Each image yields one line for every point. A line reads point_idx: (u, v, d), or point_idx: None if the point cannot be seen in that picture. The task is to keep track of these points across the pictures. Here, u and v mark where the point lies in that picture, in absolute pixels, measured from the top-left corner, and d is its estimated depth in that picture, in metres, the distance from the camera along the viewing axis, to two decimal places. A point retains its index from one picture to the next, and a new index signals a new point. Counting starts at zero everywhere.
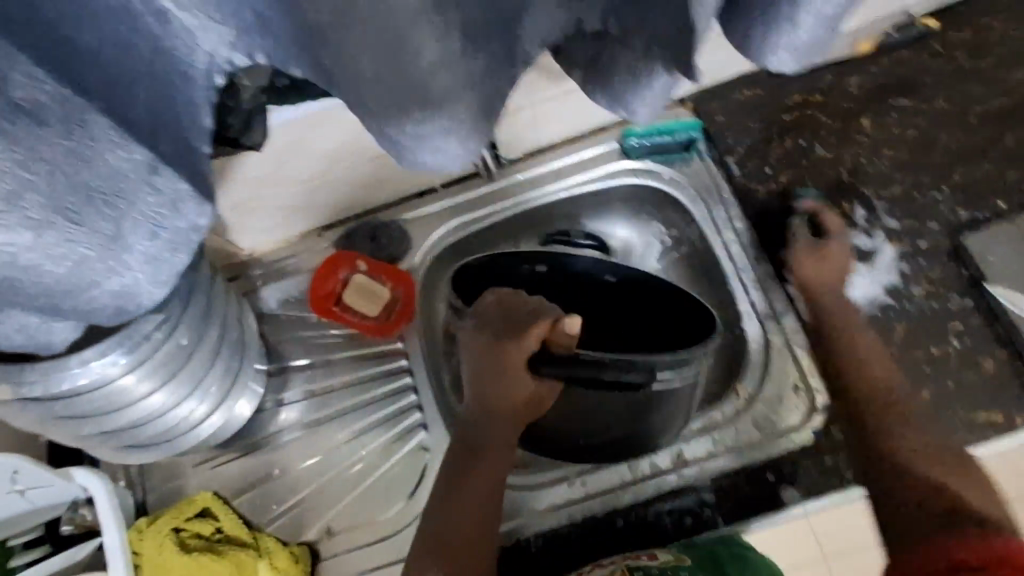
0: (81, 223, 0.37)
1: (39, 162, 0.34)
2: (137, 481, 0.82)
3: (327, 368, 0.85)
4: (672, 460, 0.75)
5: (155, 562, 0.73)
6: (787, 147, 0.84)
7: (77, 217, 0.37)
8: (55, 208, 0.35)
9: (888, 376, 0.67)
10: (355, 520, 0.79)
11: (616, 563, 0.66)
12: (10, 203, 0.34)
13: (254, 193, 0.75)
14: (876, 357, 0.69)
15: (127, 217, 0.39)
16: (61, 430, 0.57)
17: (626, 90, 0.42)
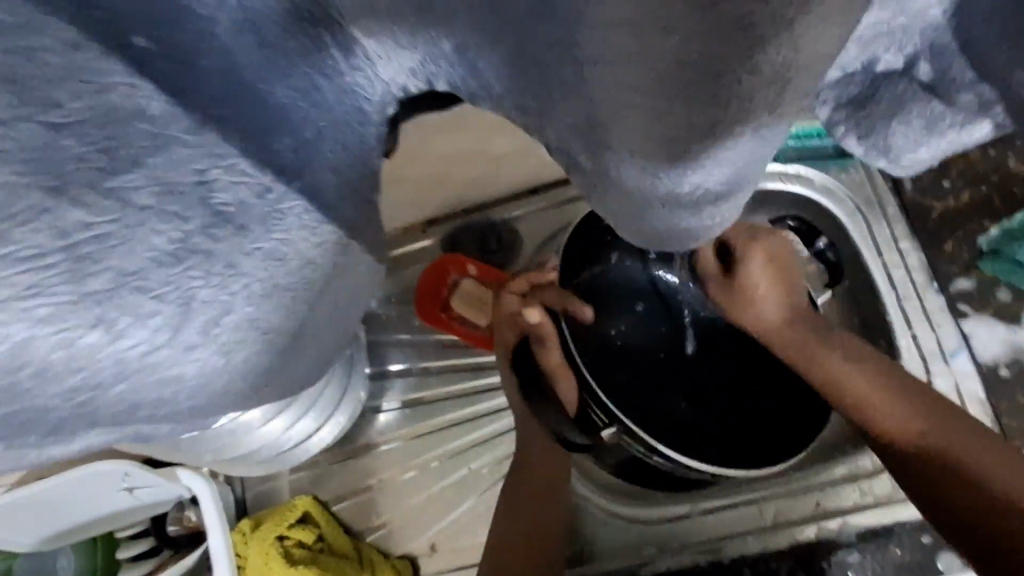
0: (261, 318, 0.33)
1: (221, 266, 0.30)
2: (235, 477, 0.80)
3: (431, 375, 0.80)
4: (812, 508, 0.69)
5: (262, 571, 0.72)
6: (972, 158, 0.72)
7: (258, 314, 0.33)
8: (239, 310, 0.32)
9: (832, 377, 0.62)
10: (459, 537, 0.76)
11: None
12: (193, 319, 0.30)
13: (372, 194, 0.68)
14: (811, 353, 0.63)
15: (298, 294, 0.34)
16: (181, 455, 0.53)
17: (912, 140, 0.32)
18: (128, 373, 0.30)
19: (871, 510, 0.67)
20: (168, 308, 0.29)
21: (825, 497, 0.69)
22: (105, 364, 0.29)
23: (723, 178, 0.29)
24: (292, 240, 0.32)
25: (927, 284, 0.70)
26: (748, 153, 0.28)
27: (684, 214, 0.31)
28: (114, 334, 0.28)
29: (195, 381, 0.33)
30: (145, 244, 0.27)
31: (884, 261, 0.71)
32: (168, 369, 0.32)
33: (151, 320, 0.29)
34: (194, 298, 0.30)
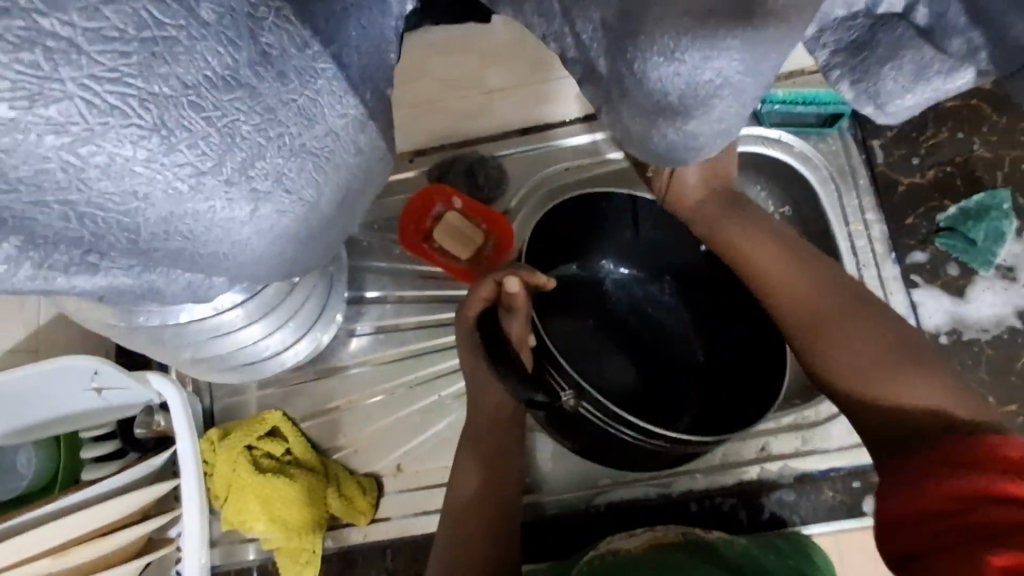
0: (293, 190, 0.33)
1: (269, 120, 0.31)
2: (204, 389, 0.81)
3: (406, 303, 0.81)
4: (757, 452, 0.74)
5: (229, 478, 0.74)
6: (940, 138, 0.76)
7: (294, 188, 0.33)
8: (275, 173, 0.32)
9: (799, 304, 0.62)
10: (422, 461, 0.79)
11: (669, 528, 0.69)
12: (234, 172, 0.31)
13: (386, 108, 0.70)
14: (767, 275, 0.64)
15: (329, 182, 0.35)
16: (158, 349, 0.54)
17: (900, 87, 0.34)
18: (162, 213, 0.30)
19: (810, 456, 0.73)
20: (218, 150, 0.30)
21: (767, 444, 0.74)
22: (148, 196, 0.30)
23: (722, 116, 0.33)
24: (340, 124, 0.34)
25: (886, 254, 0.74)
26: (739, 85, 0.32)
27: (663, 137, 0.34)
28: (160, 167, 0.29)
29: (217, 244, 0.33)
30: (208, 77, 0.28)
31: (848, 228, 0.75)
32: (198, 220, 0.31)
33: (201, 161, 0.30)
34: (240, 140, 0.30)
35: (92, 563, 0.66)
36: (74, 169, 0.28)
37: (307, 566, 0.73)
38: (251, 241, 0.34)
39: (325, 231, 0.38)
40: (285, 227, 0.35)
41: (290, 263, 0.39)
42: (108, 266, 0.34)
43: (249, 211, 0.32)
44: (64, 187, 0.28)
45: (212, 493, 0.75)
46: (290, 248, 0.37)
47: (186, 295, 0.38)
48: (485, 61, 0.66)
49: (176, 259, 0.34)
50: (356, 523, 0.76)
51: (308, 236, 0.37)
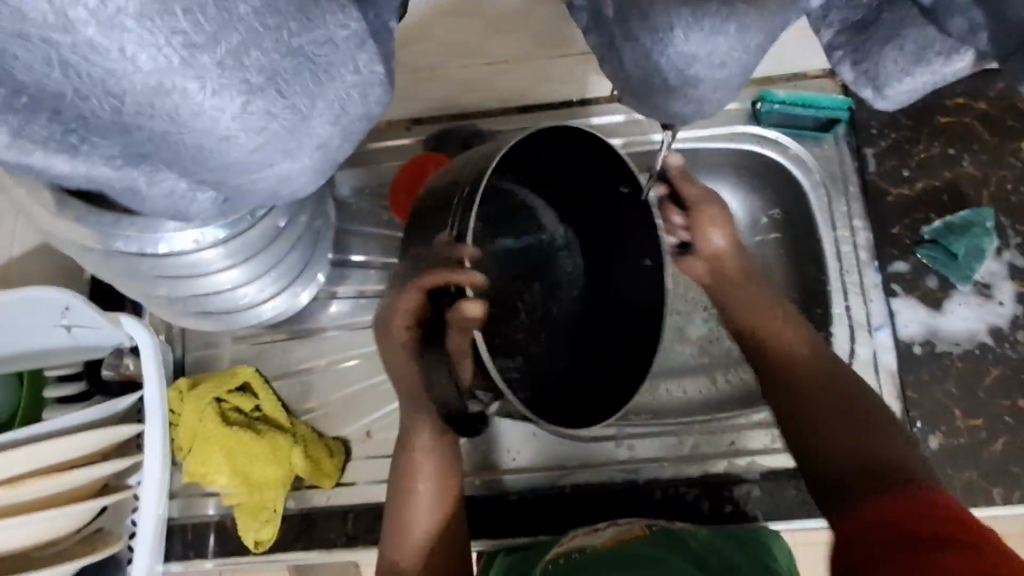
0: (280, 94, 0.33)
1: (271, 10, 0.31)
2: (178, 337, 0.80)
3: (391, 270, 0.80)
4: (724, 446, 0.75)
5: (195, 429, 0.72)
6: (932, 153, 0.77)
7: (284, 91, 0.33)
8: (271, 70, 0.32)
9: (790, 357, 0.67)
10: (393, 429, 0.78)
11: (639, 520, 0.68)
12: (226, 55, 0.31)
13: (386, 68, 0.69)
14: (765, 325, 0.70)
15: (323, 97, 0.34)
16: (132, 281, 0.53)
17: (900, 69, 0.34)
18: (144, 81, 0.30)
19: (777, 454, 0.74)
20: (213, 26, 0.30)
21: (736, 439, 0.75)
22: (134, 58, 0.29)
23: (722, 60, 0.31)
24: (342, 37, 0.33)
25: (868, 261, 0.76)
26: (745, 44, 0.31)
27: (663, 102, 0.33)
28: (151, 27, 0.29)
29: (197, 131, 0.33)
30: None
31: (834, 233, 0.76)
32: (184, 101, 0.31)
33: (195, 33, 0.30)
34: (236, 20, 0.31)
35: (42, 499, 0.64)
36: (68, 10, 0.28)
37: (267, 524, 0.72)
38: (235, 144, 0.34)
39: (323, 163, 0.38)
40: (272, 138, 0.34)
41: (279, 190, 0.38)
42: (89, 152, 0.35)
43: (235, 107, 0.32)
44: (56, 27, 0.28)
45: (177, 443, 0.74)
46: (277, 168, 0.36)
47: (166, 200, 0.39)
48: (494, 31, 0.65)
49: (160, 146, 0.34)
50: (319, 486, 0.75)
51: (302, 161, 0.36)
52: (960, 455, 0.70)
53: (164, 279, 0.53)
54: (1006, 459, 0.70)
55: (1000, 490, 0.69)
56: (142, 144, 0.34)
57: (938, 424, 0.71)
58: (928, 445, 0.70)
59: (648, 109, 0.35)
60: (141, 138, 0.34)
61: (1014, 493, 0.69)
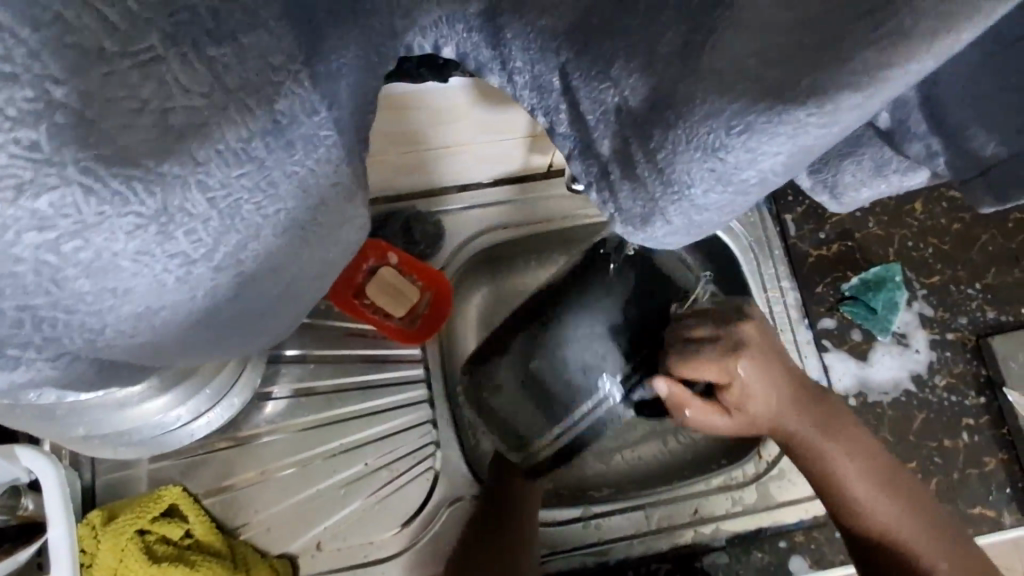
0: (268, 268, 0.34)
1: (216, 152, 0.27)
2: (85, 461, 0.70)
3: (332, 364, 0.75)
4: (691, 515, 0.74)
5: (114, 569, 0.63)
6: (842, 216, 0.84)
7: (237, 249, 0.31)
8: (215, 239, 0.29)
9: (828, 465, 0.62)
10: (346, 539, 0.72)
11: None
12: (226, 254, 0.30)
13: None
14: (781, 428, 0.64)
15: (300, 252, 0.35)
16: (41, 426, 0.45)
17: (859, 180, 0.36)
18: (148, 302, 0.30)
19: (739, 517, 0.74)
20: (216, 234, 0.29)
21: (700, 507, 0.75)
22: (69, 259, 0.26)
23: (716, 204, 0.28)
24: (302, 175, 0.31)
25: (800, 319, 0.80)
26: (740, 193, 0.28)
27: (655, 232, 0.31)
28: (155, 258, 0.28)
29: (200, 316, 0.34)
30: (224, 146, 0.27)
31: (767, 294, 0.81)
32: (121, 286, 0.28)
33: (196, 249, 0.29)
34: (240, 221, 0.30)
35: None
36: (63, 265, 0.26)
37: None
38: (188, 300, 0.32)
39: (275, 287, 0.36)
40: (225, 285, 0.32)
41: (232, 321, 0.37)
42: (32, 360, 0.30)
43: (184, 274, 0.30)
44: (39, 287, 0.26)
45: None
46: (225, 306, 0.34)
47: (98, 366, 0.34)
48: (438, 120, 0.63)
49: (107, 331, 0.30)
50: None
51: (254, 291, 0.35)
52: None
53: (84, 420, 0.46)
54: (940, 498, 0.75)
55: None
56: (145, 348, 0.34)
57: None
58: None
59: (646, 239, 0.31)
60: (136, 346, 0.33)
61: None
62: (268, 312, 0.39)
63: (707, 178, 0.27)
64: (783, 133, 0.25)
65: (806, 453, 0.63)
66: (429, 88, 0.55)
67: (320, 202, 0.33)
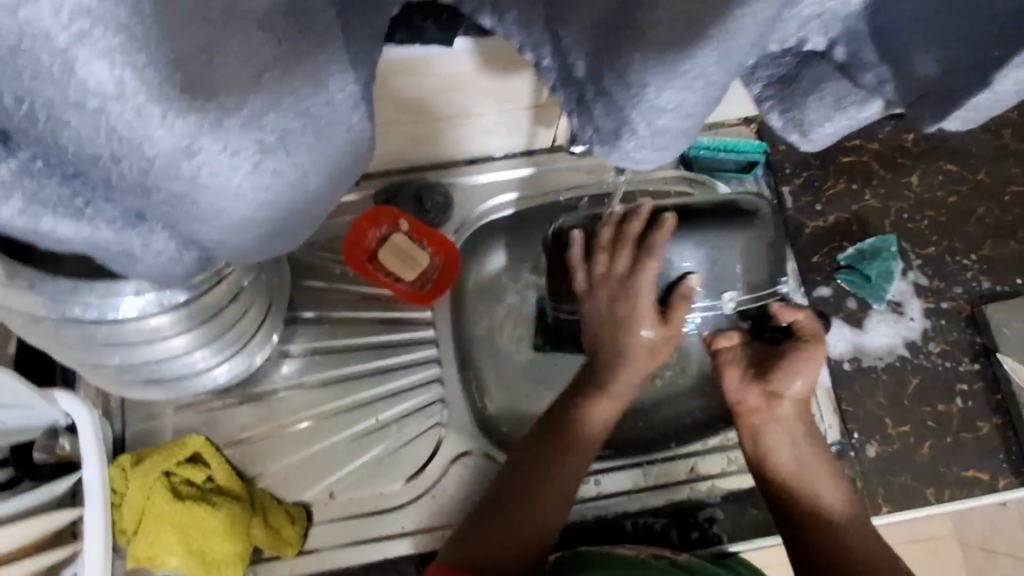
0: (293, 169, 0.33)
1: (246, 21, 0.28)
2: (115, 411, 0.75)
3: (347, 325, 0.80)
4: (686, 473, 0.77)
5: (141, 508, 0.67)
6: (839, 189, 0.86)
7: (262, 122, 0.30)
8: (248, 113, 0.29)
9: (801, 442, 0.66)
10: (356, 488, 0.76)
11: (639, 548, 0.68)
12: (254, 122, 0.30)
13: None
14: (752, 411, 0.67)
15: (321, 154, 0.34)
16: (80, 352, 0.50)
17: (822, 115, 0.39)
18: (172, 173, 0.30)
19: (735, 476, 0.77)
20: (247, 94, 0.29)
21: (697, 465, 0.78)
22: (120, 117, 0.27)
23: (686, 111, 0.33)
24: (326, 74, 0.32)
25: (796, 287, 0.83)
26: (708, 94, 0.32)
27: (635, 149, 0.34)
28: (188, 105, 0.27)
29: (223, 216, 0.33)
30: (254, 15, 0.28)
31: None
32: (165, 151, 0.28)
33: (233, 102, 0.29)
34: (268, 98, 0.30)
35: None
36: (118, 97, 0.26)
37: None
38: (215, 182, 0.31)
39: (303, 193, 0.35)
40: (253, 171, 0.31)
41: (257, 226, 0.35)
42: (97, 216, 0.33)
43: (215, 145, 0.29)
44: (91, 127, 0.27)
45: (118, 526, 0.68)
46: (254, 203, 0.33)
47: (147, 254, 0.36)
48: (446, 88, 0.67)
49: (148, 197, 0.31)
50: (281, 556, 0.71)
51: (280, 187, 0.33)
52: (892, 461, 0.77)
53: (120, 346, 0.50)
54: (933, 460, 0.77)
55: (931, 489, 0.76)
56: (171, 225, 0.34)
57: (872, 433, 0.78)
58: (865, 453, 0.77)
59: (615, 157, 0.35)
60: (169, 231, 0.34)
61: (942, 492, 0.76)
62: (296, 223, 0.37)
63: (681, 86, 0.31)
64: (739, 29, 0.29)
65: (754, 421, 0.67)
66: (435, 53, 0.59)
67: (341, 100, 0.33)
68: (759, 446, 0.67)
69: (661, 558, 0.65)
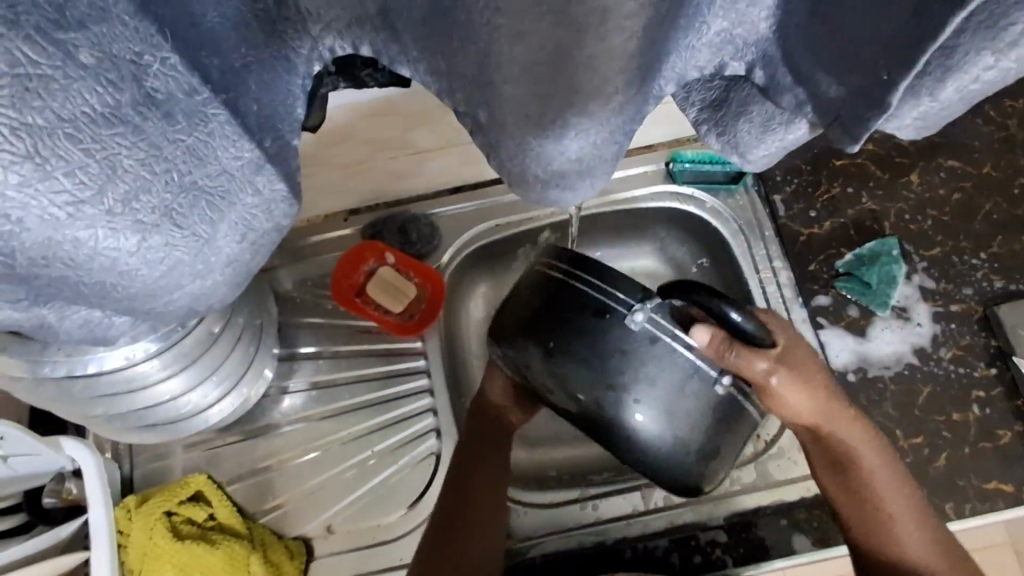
0: (206, 246, 0.35)
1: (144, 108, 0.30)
2: (124, 454, 0.78)
3: (340, 358, 0.81)
4: (686, 495, 0.75)
5: (145, 547, 0.70)
6: (833, 194, 0.84)
7: (167, 209, 0.33)
8: (161, 207, 0.32)
9: (865, 475, 0.61)
10: (354, 520, 0.76)
11: None
12: (161, 211, 0.33)
13: (313, 163, 0.71)
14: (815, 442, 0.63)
15: (224, 220, 0.35)
16: (65, 405, 0.52)
17: (754, 137, 0.38)
18: (86, 264, 0.32)
19: (740, 496, 0.75)
20: (150, 191, 0.32)
21: None
22: (25, 220, 0.29)
23: (577, 155, 0.34)
24: (227, 157, 0.34)
25: (794, 298, 0.80)
26: (592, 135, 0.34)
27: (562, 199, 0.37)
28: (36, 193, 0.28)
29: (141, 293, 0.35)
30: (150, 120, 0.30)
31: (759, 275, 0.81)
32: (79, 247, 0.31)
33: (139, 201, 0.31)
34: (168, 186, 0.32)
35: None
36: (21, 203, 0.28)
37: None
38: (132, 266, 0.33)
39: (220, 265, 0.37)
40: (171, 257, 0.34)
41: (178, 302, 0.37)
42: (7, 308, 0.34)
43: (131, 238, 0.32)
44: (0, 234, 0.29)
45: (126, 565, 0.71)
46: (171, 280, 0.35)
47: (76, 331, 0.37)
48: (414, 124, 0.68)
49: (63, 286, 0.33)
50: None
51: (197, 266, 0.36)
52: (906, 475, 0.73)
53: (101, 397, 0.52)
54: (951, 473, 0.73)
55: (951, 504, 0.72)
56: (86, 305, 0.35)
57: None
58: None
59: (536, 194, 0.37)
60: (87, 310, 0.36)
61: (962, 506, 0.72)
62: (218, 296, 0.39)
63: (556, 135, 0.34)
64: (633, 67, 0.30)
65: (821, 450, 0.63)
66: (395, 93, 0.61)
67: (242, 174, 0.35)
68: (823, 473, 0.64)
69: None
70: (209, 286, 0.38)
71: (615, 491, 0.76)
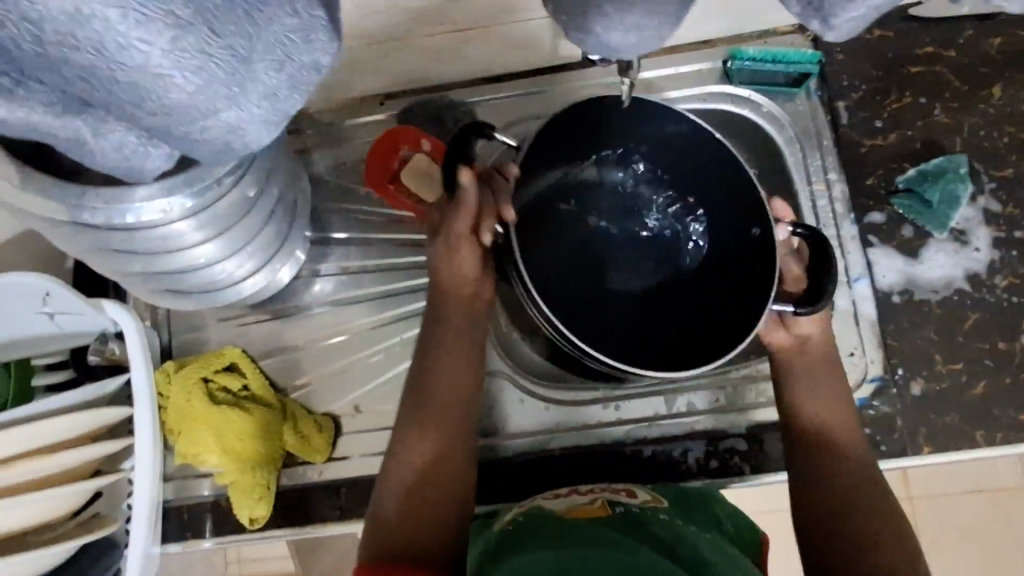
0: (237, 61, 0.34)
1: None
2: (162, 323, 0.80)
3: (371, 246, 0.81)
4: (710, 404, 0.75)
5: (182, 409, 0.73)
6: (903, 104, 0.77)
7: (202, 10, 0.32)
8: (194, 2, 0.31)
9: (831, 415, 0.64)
10: (380, 403, 0.78)
11: (594, 492, 0.67)
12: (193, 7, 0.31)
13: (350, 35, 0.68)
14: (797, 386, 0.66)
15: (262, 40, 0.35)
16: (101, 256, 0.53)
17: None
18: (114, 58, 0.31)
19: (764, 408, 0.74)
20: None
21: (722, 395, 0.76)
22: None
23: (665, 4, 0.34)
24: None
25: (845, 213, 0.76)
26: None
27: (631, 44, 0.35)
28: None
29: (169, 107, 0.35)
30: None
31: (810, 187, 0.77)
32: (106, 31, 0.30)
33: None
34: None
35: (40, 484, 0.65)
36: None
37: (261, 501, 0.73)
38: (161, 69, 0.33)
39: (249, 90, 0.36)
40: (203, 67, 0.33)
41: (207, 126, 0.37)
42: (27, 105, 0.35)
43: (162, 35, 0.31)
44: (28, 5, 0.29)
45: (166, 424, 0.75)
46: (200, 98, 0.35)
47: (110, 159, 0.39)
48: None
49: (93, 84, 0.33)
50: (311, 462, 0.76)
51: (223, 88, 0.35)
52: (938, 399, 0.72)
53: (137, 252, 0.53)
54: (986, 402, 0.71)
55: (981, 431, 0.70)
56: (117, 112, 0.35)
57: (918, 370, 0.72)
58: (908, 391, 0.72)
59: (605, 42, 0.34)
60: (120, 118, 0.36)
61: (993, 435, 0.70)
62: (251, 131, 0.38)
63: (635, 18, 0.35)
64: None
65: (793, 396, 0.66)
66: None
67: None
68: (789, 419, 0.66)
69: (614, 505, 0.63)
70: (239, 114, 0.37)
71: (637, 395, 0.77)
